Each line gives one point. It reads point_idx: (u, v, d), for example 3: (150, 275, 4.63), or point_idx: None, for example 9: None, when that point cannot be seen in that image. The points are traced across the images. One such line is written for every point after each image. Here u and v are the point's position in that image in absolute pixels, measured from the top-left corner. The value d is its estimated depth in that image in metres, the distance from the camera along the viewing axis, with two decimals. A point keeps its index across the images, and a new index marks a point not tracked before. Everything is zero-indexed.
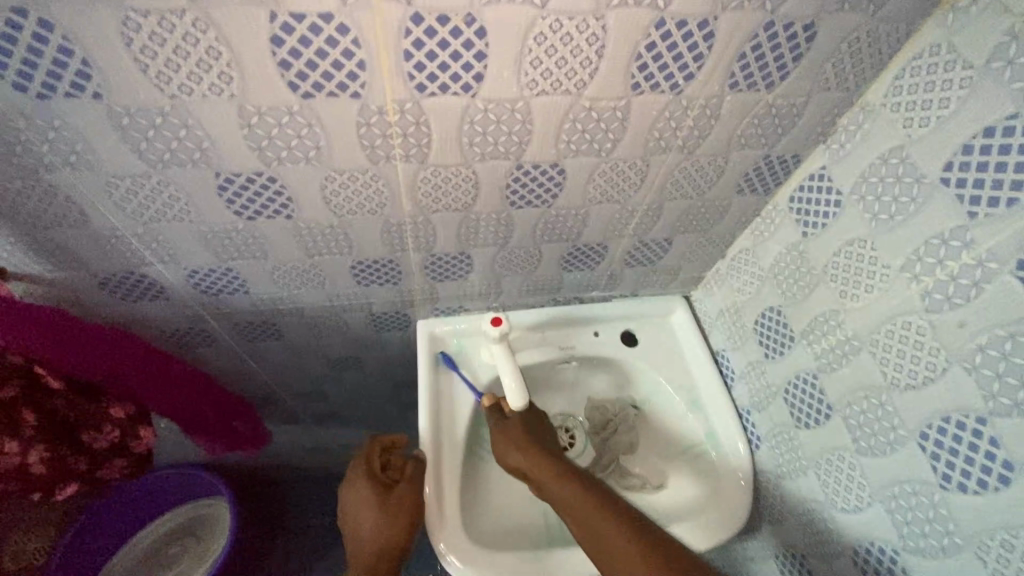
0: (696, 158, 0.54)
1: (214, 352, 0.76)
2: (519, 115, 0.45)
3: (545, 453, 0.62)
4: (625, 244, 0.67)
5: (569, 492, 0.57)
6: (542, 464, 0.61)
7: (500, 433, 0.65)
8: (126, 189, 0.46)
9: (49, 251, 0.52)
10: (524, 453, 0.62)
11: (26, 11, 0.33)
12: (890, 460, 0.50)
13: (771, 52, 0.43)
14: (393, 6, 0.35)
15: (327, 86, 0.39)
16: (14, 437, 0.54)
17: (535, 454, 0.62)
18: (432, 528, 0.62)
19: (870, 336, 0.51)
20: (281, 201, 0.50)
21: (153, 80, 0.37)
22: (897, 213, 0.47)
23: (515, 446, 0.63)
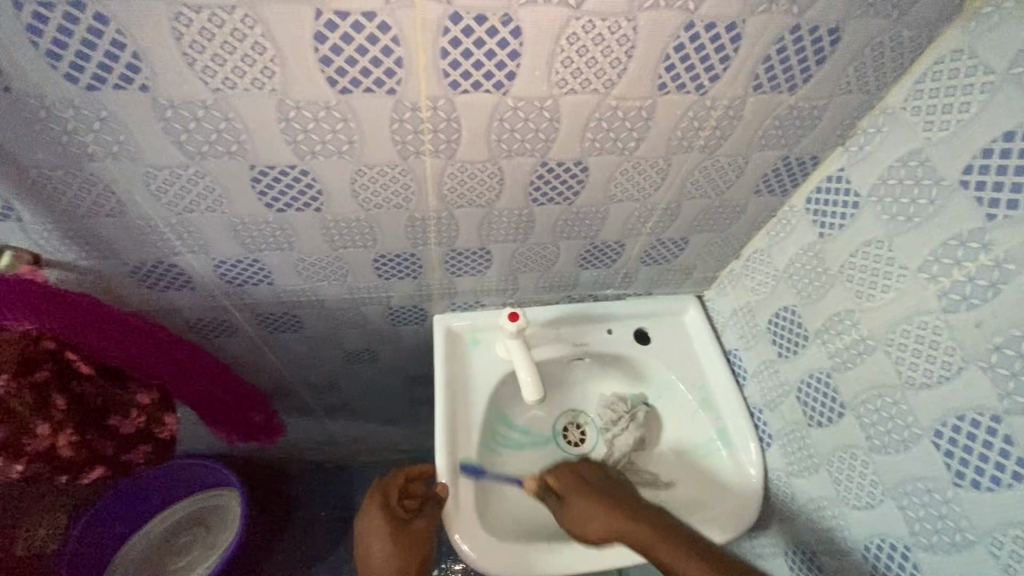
0: (717, 158, 0.55)
1: (234, 342, 0.78)
2: (547, 113, 0.46)
3: (620, 514, 0.62)
4: (642, 242, 0.68)
5: (665, 549, 0.58)
6: (625, 523, 0.61)
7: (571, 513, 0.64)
8: (163, 179, 0.47)
9: (83, 239, 0.53)
10: (602, 524, 0.62)
11: (84, 5, 0.34)
12: (903, 457, 0.51)
13: (795, 55, 0.44)
14: (433, 5, 0.36)
15: (364, 82, 0.40)
16: (46, 419, 0.55)
17: (614, 516, 0.62)
18: (451, 522, 0.63)
19: (886, 335, 0.52)
20: (311, 194, 0.51)
21: (199, 73, 0.38)
22: (915, 214, 0.48)
23: (588, 518, 0.63)
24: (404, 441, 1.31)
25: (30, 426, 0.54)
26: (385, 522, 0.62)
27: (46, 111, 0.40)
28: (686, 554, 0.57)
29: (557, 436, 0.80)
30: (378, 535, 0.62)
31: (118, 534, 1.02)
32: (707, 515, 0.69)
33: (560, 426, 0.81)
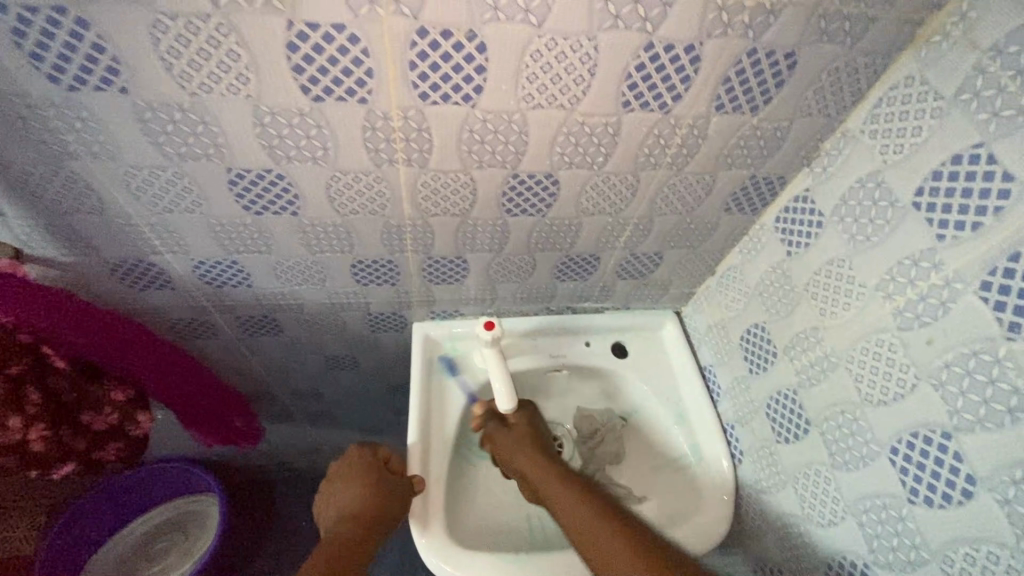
0: (684, 175, 0.56)
1: (215, 344, 0.79)
2: (515, 127, 0.47)
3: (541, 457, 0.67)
4: (617, 256, 0.70)
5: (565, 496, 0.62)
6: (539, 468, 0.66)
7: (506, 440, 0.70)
8: (143, 179, 0.48)
9: (65, 235, 0.54)
10: (523, 456, 0.68)
11: (66, 10, 0.35)
12: (862, 473, 0.52)
13: (754, 77, 0.46)
14: (401, 19, 0.37)
15: (336, 91, 0.42)
16: (18, 412, 0.56)
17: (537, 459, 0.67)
18: (416, 517, 0.63)
19: (847, 352, 0.53)
20: (288, 197, 0.52)
21: (176, 78, 0.40)
22: (873, 234, 0.49)
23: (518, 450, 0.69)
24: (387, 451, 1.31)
25: (3, 419, 0.55)
26: (364, 464, 0.68)
27: (28, 110, 0.41)
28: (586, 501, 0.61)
29: None
30: (355, 477, 0.67)
31: (92, 539, 1.01)
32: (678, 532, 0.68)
33: None
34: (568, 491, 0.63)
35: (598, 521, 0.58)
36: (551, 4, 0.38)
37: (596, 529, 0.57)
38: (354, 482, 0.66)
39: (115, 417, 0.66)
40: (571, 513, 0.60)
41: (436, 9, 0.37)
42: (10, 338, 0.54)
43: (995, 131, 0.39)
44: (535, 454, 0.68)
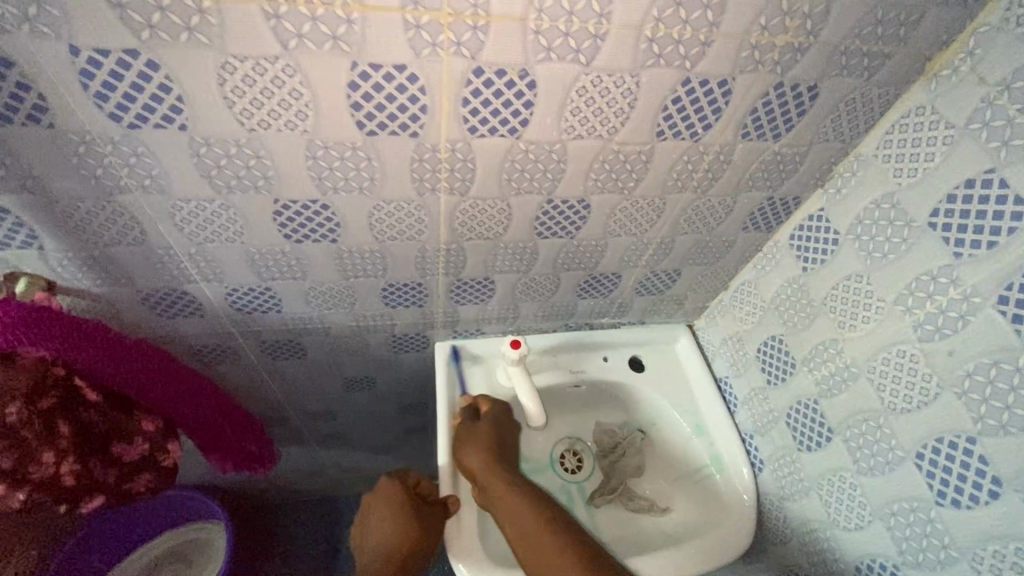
0: (708, 197, 0.59)
1: (236, 369, 0.78)
2: (554, 156, 0.50)
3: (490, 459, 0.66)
4: (637, 274, 0.72)
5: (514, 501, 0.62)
6: (488, 470, 0.65)
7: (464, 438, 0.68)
8: (190, 211, 0.49)
9: (102, 267, 0.54)
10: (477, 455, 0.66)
11: (138, 53, 0.35)
12: (887, 478, 0.54)
13: (779, 107, 0.49)
14: (460, 60, 0.39)
15: (390, 125, 0.44)
16: (50, 447, 0.54)
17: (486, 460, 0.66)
18: (450, 542, 0.64)
19: (867, 363, 0.56)
20: (330, 226, 0.54)
21: (238, 115, 0.41)
22: (890, 251, 0.53)
23: (475, 450, 0.67)
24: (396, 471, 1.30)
25: (36, 454, 0.53)
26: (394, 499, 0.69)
27: (85, 147, 0.41)
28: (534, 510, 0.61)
29: (555, 462, 0.83)
30: (385, 508, 0.69)
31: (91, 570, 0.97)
32: (705, 542, 0.71)
33: (559, 453, 0.84)
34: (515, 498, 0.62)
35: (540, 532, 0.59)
36: (600, 45, 0.40)
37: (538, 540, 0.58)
38: (384, 514, 0.68)
39: (146, 449, 0.64)
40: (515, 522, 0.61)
41: (495, 51, 0.39)
42: (43, 372, 0.52)
43: (1006, 157, 0.42)
44: (491, 456, 0.66)
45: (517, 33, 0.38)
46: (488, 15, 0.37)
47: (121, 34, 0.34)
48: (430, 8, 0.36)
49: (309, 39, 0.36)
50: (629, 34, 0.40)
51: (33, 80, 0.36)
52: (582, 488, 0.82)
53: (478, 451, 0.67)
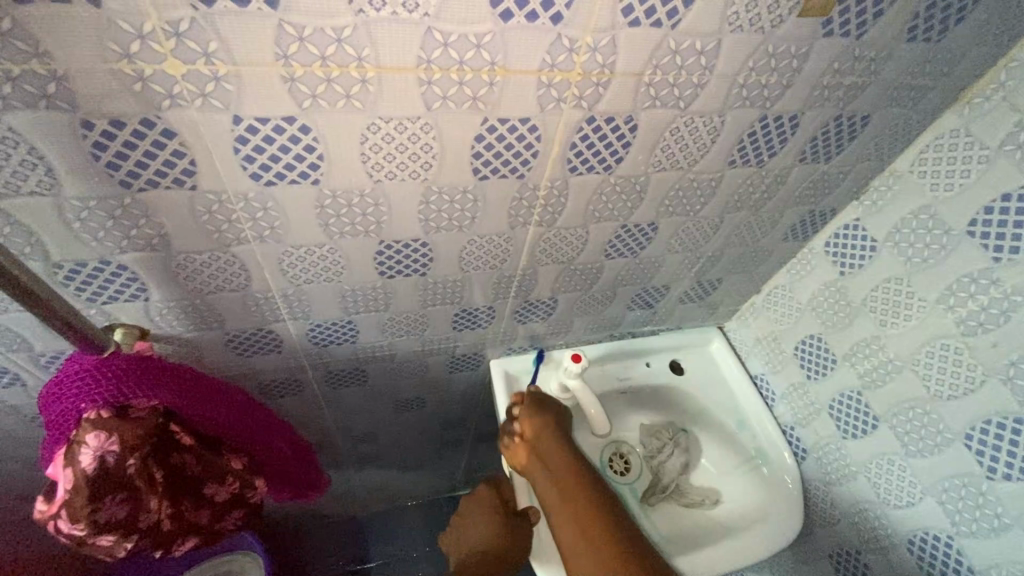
0: (760, 215, 0.65)
1: (297, 401, 0.79)
2: (638, 187, 0.54)
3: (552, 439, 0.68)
4: (684, 285, 0.77)
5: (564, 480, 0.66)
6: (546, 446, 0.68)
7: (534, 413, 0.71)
8: (298, 256, 0.51)
9: (199, 313, 0.55)
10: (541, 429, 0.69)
11: (295, 119, 0.38)
12: (938, 459, 0.61)
13: (835, 134, 0.55)
14: (578, 111, 0.43)
15: (501, 169, 0.47)
16: (154, 493, 0.54)
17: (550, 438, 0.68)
18: (533, 551, 0.67)
19: (911, 356, 0.63)
20: (423, 261, 0.56)
21: (369, 168, 0.43)
22: (929, 257, 0.59)
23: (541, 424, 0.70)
24: (427, 487, 1.31)
25: (142, 502, 0.53)
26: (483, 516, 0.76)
27: (218, 205, 0.43)
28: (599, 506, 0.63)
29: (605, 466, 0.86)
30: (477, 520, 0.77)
31: None
32: (762, 529, 0.77)
33: (608, 456, 0.86)
34: (581, 494, 0.64)
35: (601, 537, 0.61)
36: (700, 92, 0.44)
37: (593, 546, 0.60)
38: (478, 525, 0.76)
39: (236, 486, 0.64)
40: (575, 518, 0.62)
41: (610, 101, 0.43)
42: (147, 420, 0.52)
43: None
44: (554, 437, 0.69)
45: (632, 86, 0.42)
46: (612, 73, 0.41)
47: (285, 103, 0.37)
48: (564, 69, 0.39)
49: (452, 100, 0.39)
50: (726, 83, 0.44)
51: (189, 148, 0.38)
52: (634, 489, 0.85)
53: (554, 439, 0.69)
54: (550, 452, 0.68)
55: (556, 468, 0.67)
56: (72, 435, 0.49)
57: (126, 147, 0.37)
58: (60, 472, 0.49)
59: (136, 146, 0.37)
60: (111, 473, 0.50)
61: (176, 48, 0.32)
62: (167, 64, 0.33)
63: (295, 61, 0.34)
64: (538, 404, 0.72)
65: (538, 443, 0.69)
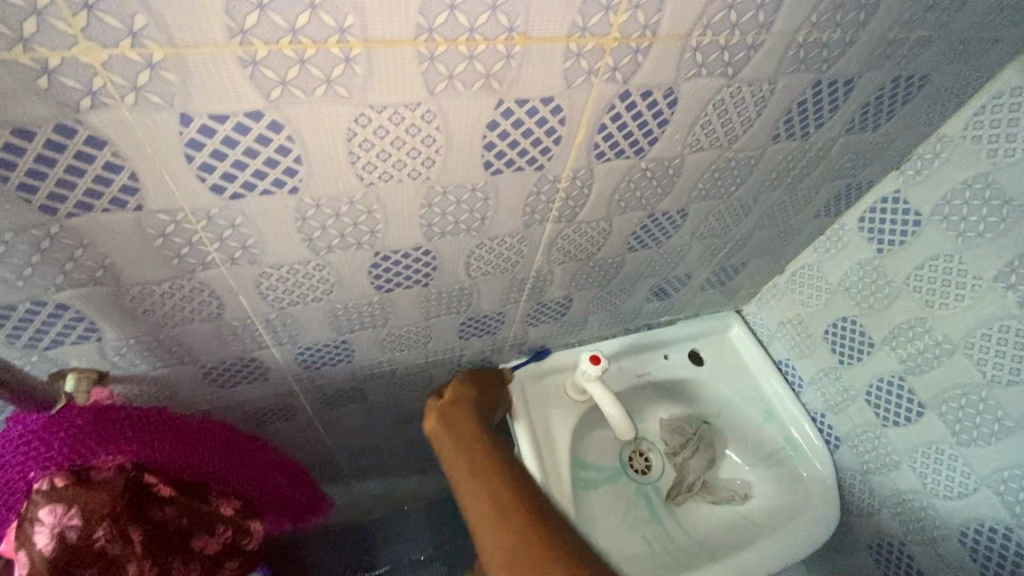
0: (796, 193, 0.58)
1: (290, 427, 0.71)
2: (671, 171, 0.47)
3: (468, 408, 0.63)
4: (706, 273, 0.71)
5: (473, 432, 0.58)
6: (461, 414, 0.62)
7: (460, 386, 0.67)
8: (278, 277, 0.43)
9: (167, 347, 0.47)
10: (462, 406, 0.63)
11: (262, 113, 0.30)
12: (996, 448, 0.57)
13: (888, 96, 0.48)
14: (612, 85, 0.35)
15: (517, 161, 0.39)
16: (132, 559, 0.46)
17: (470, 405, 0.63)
18: None
19: (963, 340, 0.57)
20: (425, 271, 0.48)
21: (358, 169, 0.35)
22: (986, 231, 0.53)
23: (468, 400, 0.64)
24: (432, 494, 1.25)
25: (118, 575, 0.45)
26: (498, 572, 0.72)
27: (173, 226, 0.35)
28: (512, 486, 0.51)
29: (625, 466, 0.81)
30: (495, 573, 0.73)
31: None
32: (799, 526, 0.72)
33: (628, 455, 0.82)
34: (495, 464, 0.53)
35: (511, 509, 0.48)
36: (752, 55, 0.37)
37: (498, 517, 0.48)
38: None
39: (229, 534, 0.57)
40: (477, 486, 0.52)
41: (648, 71, 0.36)
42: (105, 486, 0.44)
43: None
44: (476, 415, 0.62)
45: (677, 51, 0.35)
46: (654, 36, 0.33)
47: (247, 94, 0.29)
48: (597, 34, 0.32)
49: (460, 80, 0.31)
50: (782, 43, 0.37)
51: (126, 158, 0.30)
52: (658, 488, 0.81)
53: (474, 413, 0.62)
54: (465, 426, 0.60)
55: (470, 452, 0.56)
56: (23, 509, 0.42)
57: (41, 163, 0.29)
58: (14, 555, 0.42)
59: (54, 162, 0.29)
60: (78, 547, 0.43)
61: (88, 26, 0.24)
62: (79, 49, 0.24)
63: (255, 37, 0.26)
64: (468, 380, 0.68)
65: (453, 416, 0.61)
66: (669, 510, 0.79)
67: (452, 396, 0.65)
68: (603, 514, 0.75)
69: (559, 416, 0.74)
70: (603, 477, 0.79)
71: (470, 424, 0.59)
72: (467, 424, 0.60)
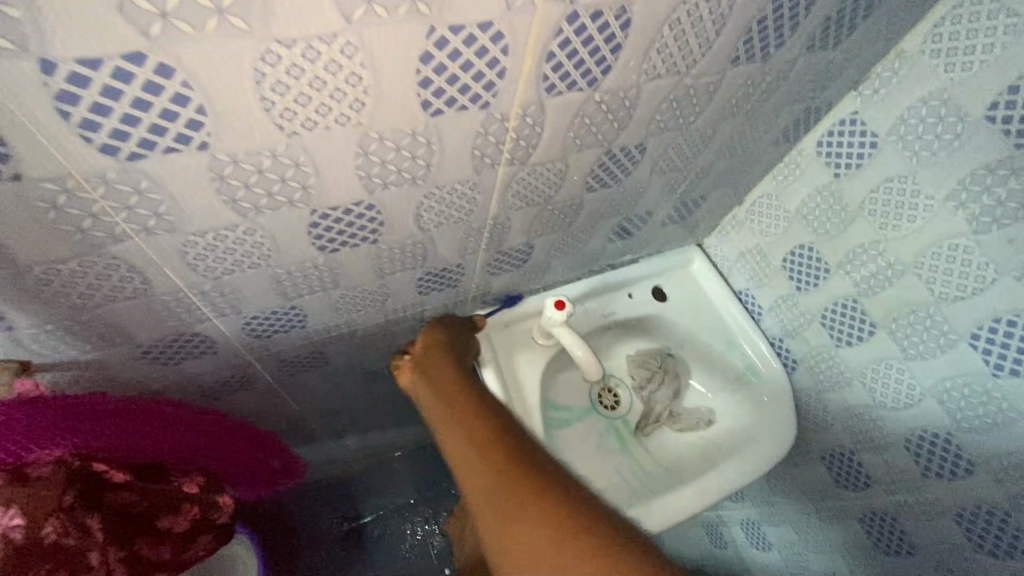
0: (755, 119, 0.56)
1: (251, 398, 0.68)
2: (627, 103, 0.44)
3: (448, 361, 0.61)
4: (668, 207, 0.69)
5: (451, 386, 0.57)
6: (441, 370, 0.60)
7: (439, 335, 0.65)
8: (205, 245, 0.39)
9: (93, 331, 0.43)
10: (440, 363, 0.61)
11: (144, 56, 0.25)
12: (941, 361, 0.59)
13: (848, 8, 0.46)
14: (556, 6, 0.32)
15: (459, 99, 0.35)
16: (92, 546, 0.45)
17: (443, 358, 0.62)
18: None
19: (914, 260, 0.59)
20: (371, 227, 0.45)
21: (276, 117, 0.31)
22: (940, 149, 0.53)
23: (439, 360, 0.62)
24: None
25: (81, 561, 0.45)
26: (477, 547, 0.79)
27: (66, 195, 0.31)
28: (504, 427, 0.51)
29: (595, 403, 0.83)
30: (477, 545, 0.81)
31: None
32: (761, 444, 0.76)
33: (597, 392, 0.83)
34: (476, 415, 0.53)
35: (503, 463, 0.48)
36: None
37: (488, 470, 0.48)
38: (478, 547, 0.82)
39: (196, 510, 0.56)
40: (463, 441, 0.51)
41: None
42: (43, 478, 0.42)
43: None
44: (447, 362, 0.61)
45: None
46: None
47: (120, 33, 0.24)
48: None
49: (380, 5, 0.27)
50: None
51: None
52: (626, 420, 0.83)
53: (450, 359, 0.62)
54: (441, 372, 0.60)
55: (449, 399, 0.56)
56: None
57: None
58: None
59: None
60: (28, 545, 0.41)
61: None
62: None
63: None
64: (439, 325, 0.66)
65: (428, 364, 0.61)
66: (637, 439, 0.82)
67: (426, 342, 0.64)
68: (576, 450, 0.77)
69: (527, 362, 0.73)
70: (573, 416, 0.80)
71: (444, 365, 0.60)
72: (442, 374, 0.59)
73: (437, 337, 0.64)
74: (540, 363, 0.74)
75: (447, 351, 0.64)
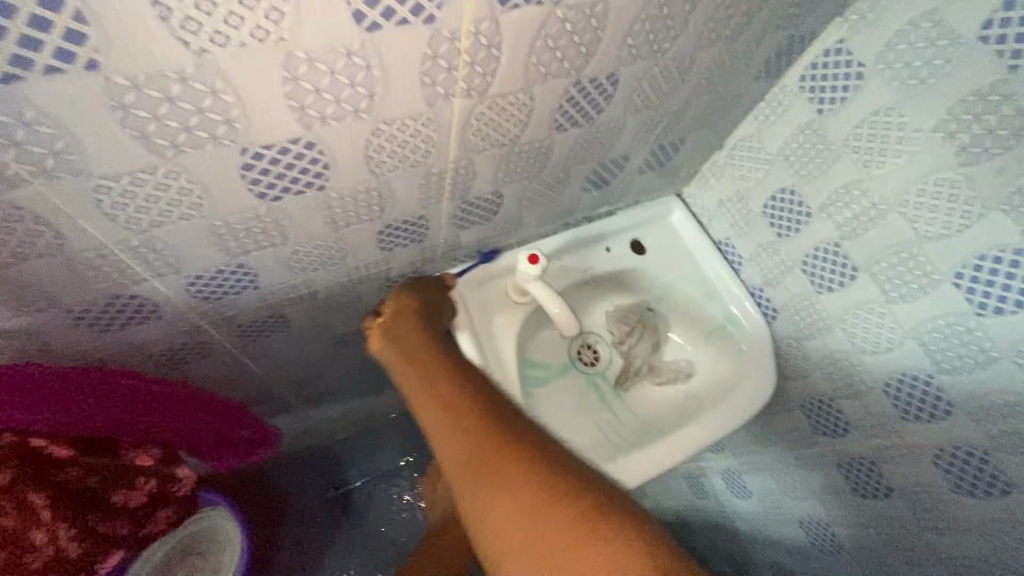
0: (735, 48, 0.52)
1: (211, 368, 0.65)
2: (593, 22, 0.39)
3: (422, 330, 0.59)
4: (646, 151, 0.65)
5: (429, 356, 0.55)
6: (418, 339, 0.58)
7: (409, 300, 0.63)
8: (123, 191, 0.35)
9: (8, 294, 0.39)
10: (411, 335, 0.59)
11: None
12: (925, 302, 0.58)
13: None
14: None
15: (398, 11, 0.31)
16: (37, 525, 0.44)
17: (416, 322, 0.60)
18: None
19: (899, 198, 0.56)
20: (315, 171, 0.41)
21: (176, 27, 0.27)
22: (929, 76, 0.50)
23: (412, 327, 0.60)
24: None
25: (25, 539, 0.44)
26: None
27: None
28: (474, 398, 0.48)
29: (574, 360, 0.81)
30: None
31: None
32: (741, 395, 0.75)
33: (575, 349, 0.81)
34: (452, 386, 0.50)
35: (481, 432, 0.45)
36: None
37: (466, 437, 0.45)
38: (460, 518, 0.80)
39: (153, 485, 0.56)
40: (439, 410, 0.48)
41: None
42: None
43: None
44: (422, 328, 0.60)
45: None
46: None
47: None
48: None
49: None
50: None
51: None
52: (606, 376, 0.82)
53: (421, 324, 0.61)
54: (410, 339, 0.59)
55: (426, 372, 0.53)
56: None
57: None
58: None
59: None
60: None
61: None
62: None
63: None
64: (410, 288, 0.65)
65: (398, 329, 0.60)
66: (617, 395, 0.81)
67: (394, 306, 0.63)
68: (555, 407, 0.76)
69: (501, 321, 0.71)
70: (552, 374, 0.78)
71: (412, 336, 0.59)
72: (416, 341, 0.58)
73: (405, 300, 0.62)
74: (516, 321, 0.71)
75: (425, 316, 0.62)
